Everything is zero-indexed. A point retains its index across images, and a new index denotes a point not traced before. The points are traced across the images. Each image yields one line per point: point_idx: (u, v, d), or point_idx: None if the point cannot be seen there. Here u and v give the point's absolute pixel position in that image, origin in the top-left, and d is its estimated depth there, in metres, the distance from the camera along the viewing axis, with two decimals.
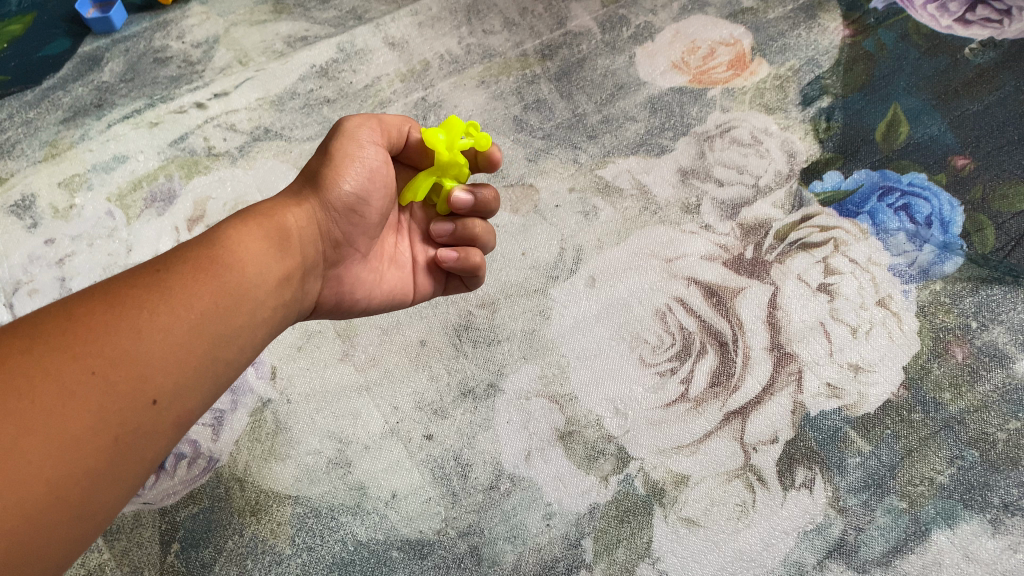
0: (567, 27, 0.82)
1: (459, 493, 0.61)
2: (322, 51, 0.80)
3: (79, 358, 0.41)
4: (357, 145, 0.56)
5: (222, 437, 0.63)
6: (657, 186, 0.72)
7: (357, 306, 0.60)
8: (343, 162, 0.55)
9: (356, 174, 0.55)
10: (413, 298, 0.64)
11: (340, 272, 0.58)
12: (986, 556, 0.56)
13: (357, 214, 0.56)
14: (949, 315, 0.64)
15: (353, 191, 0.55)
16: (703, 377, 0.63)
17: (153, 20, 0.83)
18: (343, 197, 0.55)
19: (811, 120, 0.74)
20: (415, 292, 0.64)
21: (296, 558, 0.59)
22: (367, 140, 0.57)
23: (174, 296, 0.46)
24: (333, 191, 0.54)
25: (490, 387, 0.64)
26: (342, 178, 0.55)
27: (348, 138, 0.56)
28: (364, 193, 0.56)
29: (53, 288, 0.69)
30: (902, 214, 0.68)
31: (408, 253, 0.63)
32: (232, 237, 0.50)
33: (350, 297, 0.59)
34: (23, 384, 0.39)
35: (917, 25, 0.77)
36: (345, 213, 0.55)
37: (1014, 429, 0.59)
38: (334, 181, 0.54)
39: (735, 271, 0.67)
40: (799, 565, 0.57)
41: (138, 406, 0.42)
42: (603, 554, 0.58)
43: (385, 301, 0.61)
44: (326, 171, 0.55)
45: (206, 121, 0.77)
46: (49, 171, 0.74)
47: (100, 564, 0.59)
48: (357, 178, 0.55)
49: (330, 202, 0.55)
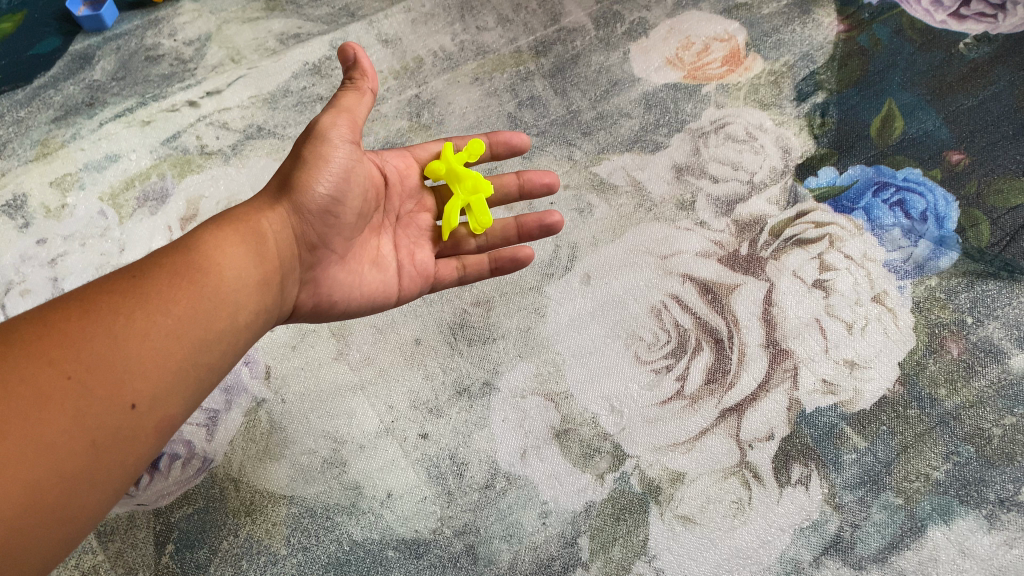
0: (560, 23, 0.81)
1: (455, 492, 0.61)
2: (315, 48, 0.80)
3: (56, 364, 0.44)
4: (327, 145, 0.55)
5: (216, 438, 0.63)
6: (652, 183, 0.72)
7: (337, 308, 0.59)
8: (313, 162, 0.54)
9: (329, 176, 0.55)
10: (398, 299, 0.63)
11: (317, 275, 0.57)
12: (982, 551, 0.56)
13: (331, 215, 0.56)
14: (945, 310, 0.64)
15: (327, 193, 0.55)
16: (698, 374, 0.63)
17: (144, 18, 0.82)
18: (313, 199, 0.54)
19: (806, 116, 0.73)
20: (399, 296, 0.63)
21: (292, 558, 0.59)
22: (340, 140, 0.55)
23: (150, 301, 0.47)
24: (302, 192, 0.54)
25: (485, 385, 0.64)
26: (313, 180, 0.54)
27: (321, 138, 0.55)
28: (338, 193, 0.55)
29: (45, 289, 0.68)
30: (897, 210, 0.68)
31: (393, 256, 0.62)
32: (209, 243, 0.51)
33: (329, 300, 0.58)
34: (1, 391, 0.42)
35: (912, 20, 0.77)
36: (317, 215, 0.55)
37: (1010, 424, 0.60)
38: (306, 183, 0.54)
39: (730, 267, 0.67)
40: (795, 562, 0.57)
41: (116, 410, 0.44)
42: (600, 552, 0.58)
43: (366, 303, 0.60)
44: (295, 172, 0.55)
45: (198, 119, 0.76)
46: (40, 171, 0.73)
47: (94, 565, 0.59)
48: (329, 178, 0.55)
49: (302, 205, 0.54)
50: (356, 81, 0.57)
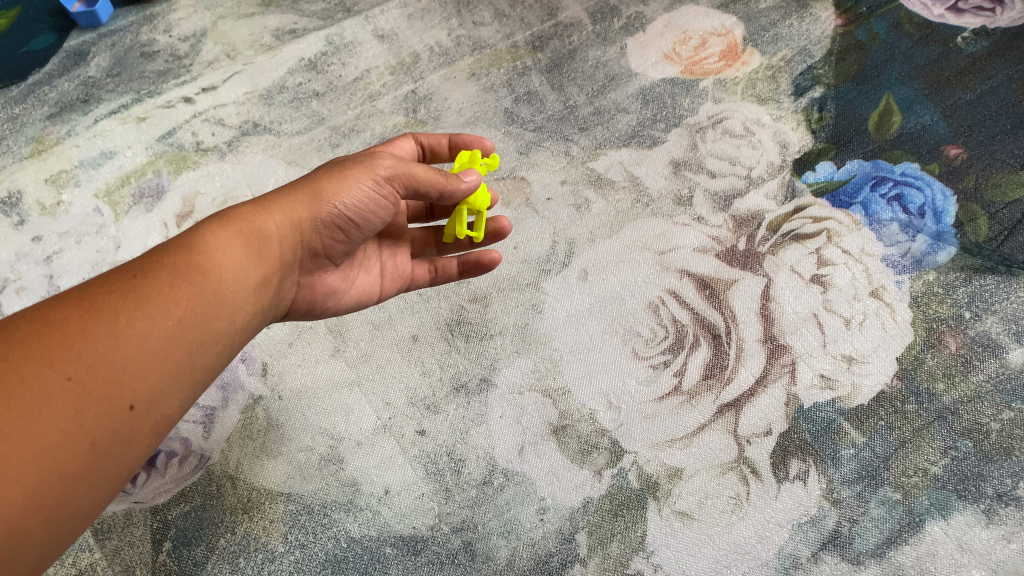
0: (557, 18, 0.81)
1: (452, 488, 0.60)
2: (310, 44, 0.79)
3: (55, 364, 0.43)
4: (370, 176, 0.55)
5: (213, 435, 0.62)
6: (650, 178, 0.72)
7: (325, 311, 0.61)
8: (345, 182, 0.54)
9: (358, 203, 0.55)
10: (381, 299, 0.65)
11: (313, 281, 0.59)
12: (979, 546, 0.56)
13: (343, 233, 0.56)
14: (942, 305, 0.63)
15: (348, 216, 0.55)
16: (697, 369, 0.62)
17: (139, 14, 0.81)
18: (331, 216, 0.54)
19: (803, 111, 0.73)
20: (381, 297, 0.65)
21: (289, 555, 0.59)
22: (384, 176, 0.55)
23: (150, 302, 0.47)
24: (323, 208, 0.54)
25: (483, 382, 0.64)
26: (340, 201, 0.54)
27: (363, 163, 0.55)
28: (360, 218, 0.56)
29: (41, 287, 0.68)
30: (895, 205, 0.68)
31: (376, 257, 0.64)
32: (210, 242, 0.50)
33: (321, 303, 0.60)
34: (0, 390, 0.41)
35: (909, 15, 0.77)
36: (329, 229, 0.56)
37: (1008, 419, 0.59)
38: (330, 200, 0.54)
39: (727, 263, 0.67)
40: (793, 558, 0.57)
41: (115, 411, 0.44)
42: (598, 548, 0.58)
43: (353, 305, 0.62)
44: (321, 185, 0.54)
45: (194, 116, 0.76)
46: (35, 168, 0.73)
47: (91, 564, 0.58)
48: (356, 204, 0.55)
49: (320, 219, 0.54)
50: None
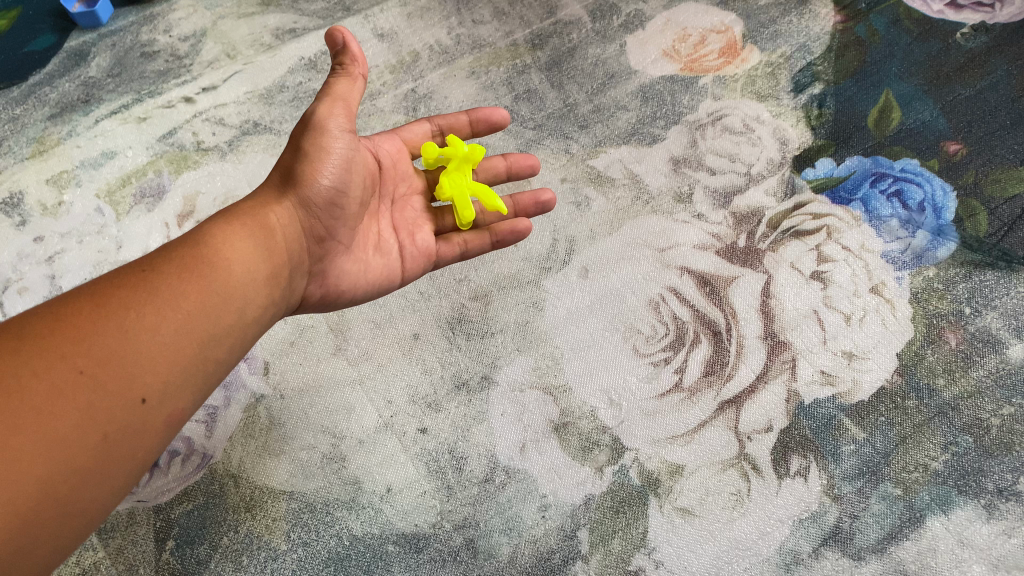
0: (556, 16, 0.81)
1: (455, 486, 0.61)
2: (310, 44, 0.79)
3: (67, 359, 0.44)
4: (327, 136, 0.54)
5: (216, 434, 0.62)
6: (649, 176, 0.72)
7: (344, 297, 0.60)
8: (307, 152, 0.54)
9: (331, 168, 0.54)
10: (401, 281, 0.63)
11: (326, 266, 0.57)
12: (980, 541, 0.56)
13: (337, 208, 0.56)
14: (942, 301, 0.64)
15: (331, 185, 0.55)
16: (697, 366, 0.62)
17: (139, 14, 0.82)
18: (319, 191, 0.54)
19: (803, 107, 0.73)
20: (403, 280, 0.63)
21: (292, 553, 0.59)
22: (338, 130, 0.55)
23: (161, 297, 0.47)
24: (308, 186, 0.54)
25: (483, 379, 0.64)
26: (318, 173, 0.54)
27: (319, 129, 0.54)
28: (343, 185, 0.55)
29: (43, 288, 0.68)
30: (894, 201, 0.68)
31: (393, 239, 0.62)
32: (218, 237, 0.51)
33: (338, 290, 0.59)
34: (14, 384, 0.42)
35: (908, 10, 0.76)
36: (324, 207, 0.55)
37: (1008, 414, 0.60)
38: (308, 176, 0.54)
39: (727, 260, 0.67)
40: (795, 554, 0.57)
41: (126, 405, 0.44)
42: (600, 545, 0.58)
43: (372, 290, 0.61)
44: (297, 165, 0.54)
45: (195, 115, 0.76)
46: (37, 168, 0.73)
47: (95, 562, 0.59)
48: (333, 169, 0.54)
49: (308, 199, 0.54)
50: (345, 66, 0.56)
